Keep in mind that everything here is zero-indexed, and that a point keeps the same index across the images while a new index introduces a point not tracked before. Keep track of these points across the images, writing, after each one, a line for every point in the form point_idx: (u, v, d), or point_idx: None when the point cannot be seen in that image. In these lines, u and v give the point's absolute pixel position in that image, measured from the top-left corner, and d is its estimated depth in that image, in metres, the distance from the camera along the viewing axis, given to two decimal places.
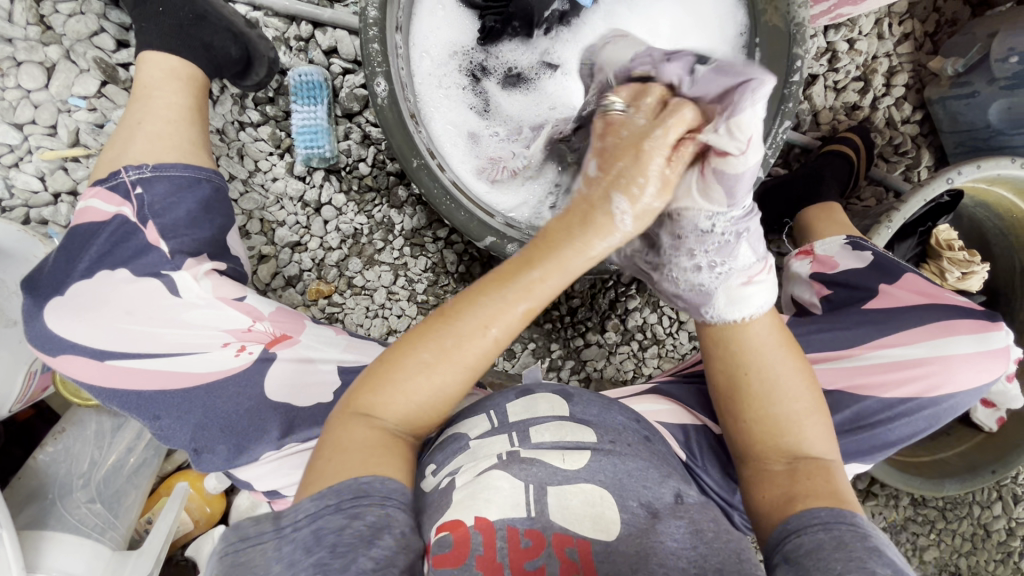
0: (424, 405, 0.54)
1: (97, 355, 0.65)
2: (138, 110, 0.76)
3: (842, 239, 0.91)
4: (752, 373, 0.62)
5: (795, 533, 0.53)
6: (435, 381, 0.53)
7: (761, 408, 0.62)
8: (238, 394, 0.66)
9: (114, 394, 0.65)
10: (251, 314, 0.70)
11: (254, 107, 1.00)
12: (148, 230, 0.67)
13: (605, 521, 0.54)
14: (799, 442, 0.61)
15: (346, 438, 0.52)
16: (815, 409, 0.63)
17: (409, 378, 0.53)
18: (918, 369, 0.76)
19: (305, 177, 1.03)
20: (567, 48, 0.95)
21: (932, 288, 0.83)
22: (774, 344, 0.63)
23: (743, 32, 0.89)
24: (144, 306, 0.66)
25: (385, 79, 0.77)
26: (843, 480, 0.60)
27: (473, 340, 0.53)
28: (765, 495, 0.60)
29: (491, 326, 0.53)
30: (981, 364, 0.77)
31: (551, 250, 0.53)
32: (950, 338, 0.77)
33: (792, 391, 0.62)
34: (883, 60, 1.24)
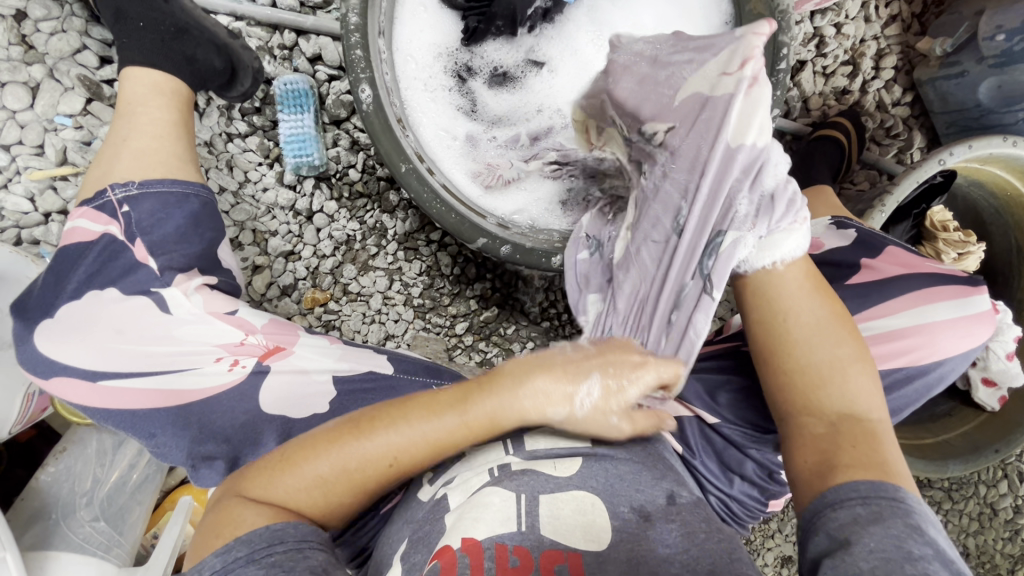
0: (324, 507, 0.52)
1: (89, 376, 0.65)
2: (122, 126, 0.76)
3: (826, 221, 0.94)
4: (784, 320, 0.60)
5: (831, 507, 0.50)
6: (332, 497, 0.52)
7: (798, 356, 0.59)
8: (235, 407, 0.66)
9: (109, 414, 0.65)
10: (243, 328, 0.70)
11: (242, 118, 1.00)
12: (136, 248, 0.68)
13: (596, 529, 0.53)
14: (845, 394, 0.57)
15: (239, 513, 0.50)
16: (854, 363, 0.58)
17: (310, 483, 0.52)
18: (902, 341, 0.72)
19: (295, 185, 1.03)
20: (551, 45, 0.94)
21: (909, 259, 0.83)
22: (800, 290, 0.60)
23: (729, 21, 0.89)
24: (135, 325, 0.66)
25: (370, 85, 0.77)
26: (893, 448, 0.55)
27: (383, 462, 0.52)
28: (807, 457, 0.56)
29: (402, 454, 0.53)
30: (969, 331, 0.73)
31: (477, 402, 0.54)
32: (930, 306, 0.74)
33: (830, 339, 0.59)
34: (871, 43, 1.23)
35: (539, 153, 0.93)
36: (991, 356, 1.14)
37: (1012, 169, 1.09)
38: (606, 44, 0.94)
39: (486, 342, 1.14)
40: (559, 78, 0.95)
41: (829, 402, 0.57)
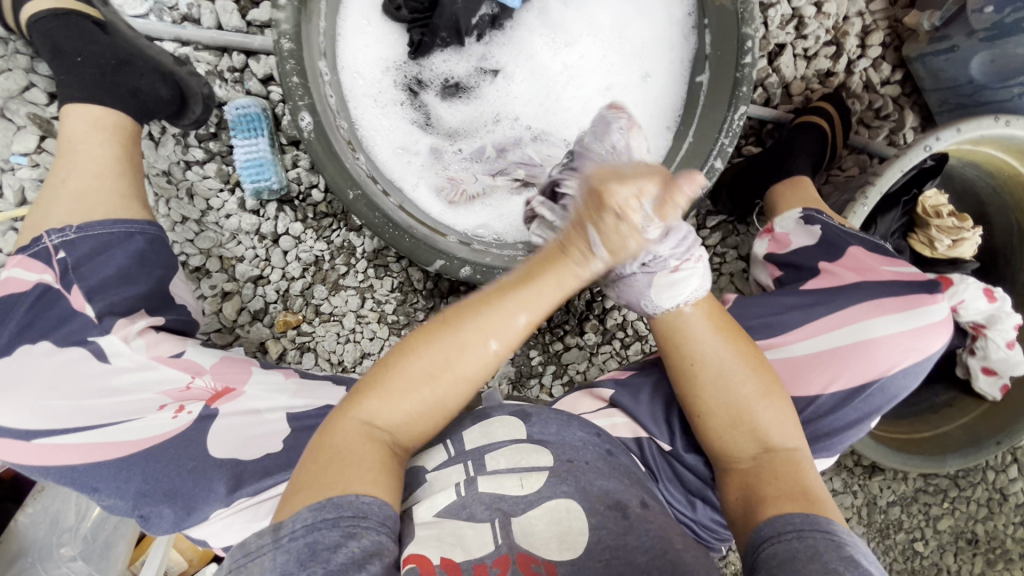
0: (407, 422, 0.56)
1: (23, 436, 0.64)
2: (64, 168, 0.76)
3: (797, 213, 0.91)
4: (697, 362, 0.63)
5: (767, 539, 0.53)
6: (439, 405, 0.57)
7: (709, 398, 0.63)
8: (180, 456, 0.64)
9: (49, 471, 0.64)
10: (189, 371, 0.71)
11: (198, 144, 0.98)
12: (71, 296, 0.68)
13: (572, 535, 0.56)
14: (757, 431, 0.62)
15: (335, 439, 0.54)
16: (766, 400, 0.63)
17: (418, 400, 0.56)
18: (848, 359, 0.74)
19: (259, 210, 1.02)
20: (504, 51, 0.91)
21: (867, 261, 0.82)
22: (711, 330, 0.63)
23: (691, 12, 0.89)
24: (71, 379, 0.66)
25: (310, 112, 0.74)
26: (812, 477, 0.60)
27: (483, 356, 0.57)
28: (738, 493, 0.60)
29: (503, 339, 0.57)
30: (915, 341, 0.75)
31: (542, 292, 0.57)
32: (877, 320, 0.75)
33: (737, 376, 0.62)
34: (855, 20, 1.16)
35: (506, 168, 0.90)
36: (990, 345, 1.10)
37: (1008, 149, 1.03)
38: (564, 47, 0.92)
39: None
40: (521, 82, 0.92)
41: (746, 440, 0.62)
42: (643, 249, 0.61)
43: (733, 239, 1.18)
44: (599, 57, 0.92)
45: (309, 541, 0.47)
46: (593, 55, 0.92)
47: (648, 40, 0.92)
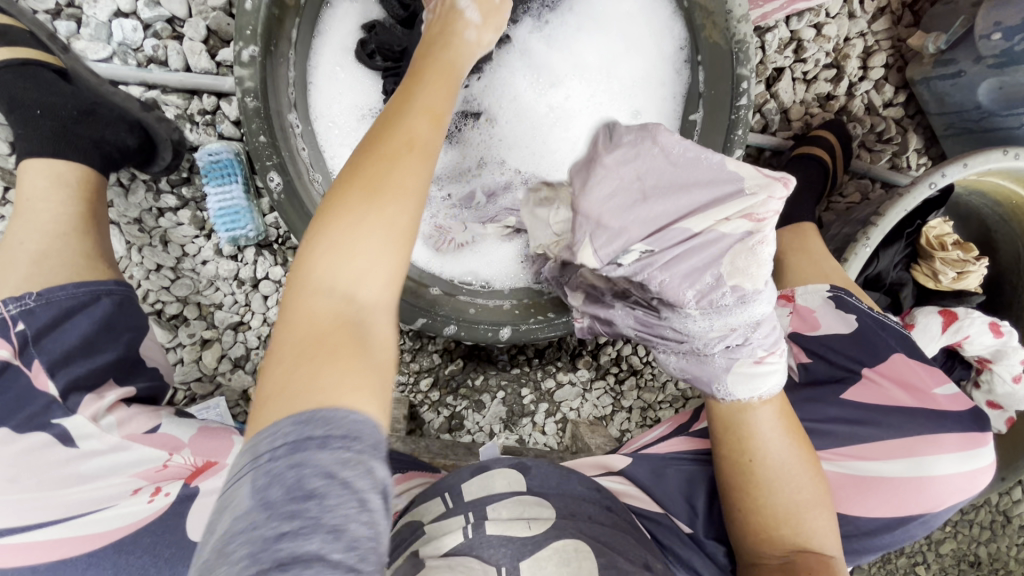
0: (366, 274, 0.45)
1: None
2: (20, 230, 0.71)
3: (825, 290, 0.83)
4: (756, 460, 0.64)
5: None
6: (395, 237, 0.46)
7: (763, 496, 0.64)
8: (154, 545, 0.60)
9: None
10: (166, 447, 0.67)
11: (170, 190, 0.94)
12: (34, 372, 0.63)
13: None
14: (800, 533, 0.63)
15: (297, 330, 0.43)
16: (815, 505, 0.64)
17: (366, 240, 0.45)
18: (892, 490, 0.69)
19: (237, 255, 0.98)
20: (487, 94, 0.87)
21: (917, 377, 0.76)
22: (778, 432, 0.64)
23: (683, 47, 0.84)
24: (30, 468, 0.60)
25: (279, 171, 0.70)
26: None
27: (403, 151, 0.47)
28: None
29: (410, 131, 0.49)
30: (966, 483, 0.70)
31: (426, 92, 0.52)
32: (932, 457, 0.70)
33: (796, 483, 0.63)
34: (857, 41, 1.11)
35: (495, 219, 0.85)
36: (995, 379, 1.05)
37: (1016, 180, 0.98)
38: (548, 86, 0.87)
39: (454, 395, 1.13)
40: (510, 131, 0.88)
41: (784, 537, 0.63)
42: (735, 337, 0.62)
43: None
44: (587, 96, 0.88)
45: (292, 462, 0.37)
46: (579, 94, 0.88)
47: (638, 77, 0.87)
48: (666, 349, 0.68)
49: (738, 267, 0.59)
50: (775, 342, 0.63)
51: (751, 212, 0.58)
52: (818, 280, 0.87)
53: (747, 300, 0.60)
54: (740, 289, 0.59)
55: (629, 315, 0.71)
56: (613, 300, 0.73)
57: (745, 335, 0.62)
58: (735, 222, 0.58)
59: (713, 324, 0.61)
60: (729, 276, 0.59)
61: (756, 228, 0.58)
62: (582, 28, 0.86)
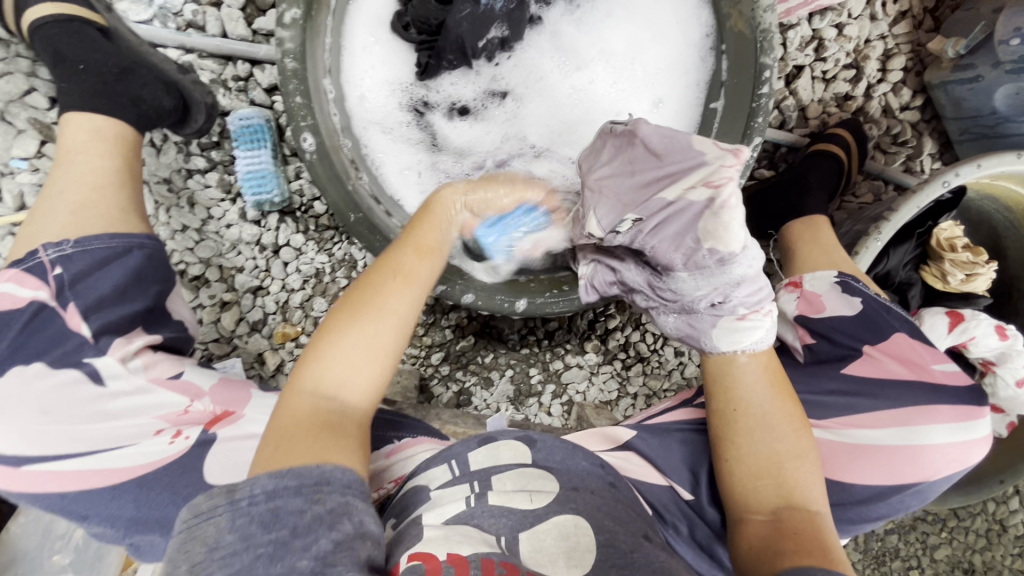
0: (348, 380, 0.58)
1: (11, 461, 0.60)
2: (60, 178, 0.73)
3: (832, 275, 0.85)
4: (740, 409, 0.68)
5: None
6: (382, 358, 0.60)
7: (744, 445, 0.66)
8: (174, 483, 0.61)
9: (38, 497, 0.60)
10: (188, 394, 0.68)
11: (200, 153, 0.97)
12: (69, 314, 0.64)
13: (580, 553, 0.60)
14: (783, 486, 0.64)
15: (287, 416, 0.54)
16: (799, 458, 0.66)
17: (358, 352, 0.58)
18: (889, 456, 0.72)
19: (260, 220, 1.00)
20: (514, 71, 0.90)
21: (917, 353, 0.78)
22: (758, 382, 0.69)
23: (710, 34, 0.86)
24: (62, 403, 0.61)
25: (313, 133, 0.72)
26: (830, 535, 0.60)
27: (391, 285, 0.62)
28: (755, 541, 0.61)
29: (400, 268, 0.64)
30: (964, 454, 0.72)
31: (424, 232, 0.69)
32: (928, 426, 0.72)
33: (776, 431, 0.66)
34: (877, 43, 1.13)
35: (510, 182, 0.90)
36: (998, 383, 1.06)
37: None
38: (574, 69, 0.91)
39: (463, 371, 1.15)
40: (535, 113, 0.91)
41: (769, 491, 0.64)
42: (716, 293, 0.68)
43: None
44: (610, 84, 0.91)
45: (270, 506, 0.44)
46: (602, 84, 0.90)
47: (664, 63, 0.90)
48: (666, 311, 0.76)
49: (715, 230, 0.65)
50: (757, 299, 0.69)
51: (716, 179, 0.65)
52: (827, 266, 0.89)
53: (724, 262, 0.66)
54: (720, 254, 0.65)
55: (640, 275, 0.77)
56: (625, 256, 0.78)
57: (727, 293, 0.68)
58: (700, 187, 0.65)
59: (696, 282, 0.69)
60: (706, 237, 0.65)
61: (724, 192, 0.64)
62: (611, 14, 0.89)
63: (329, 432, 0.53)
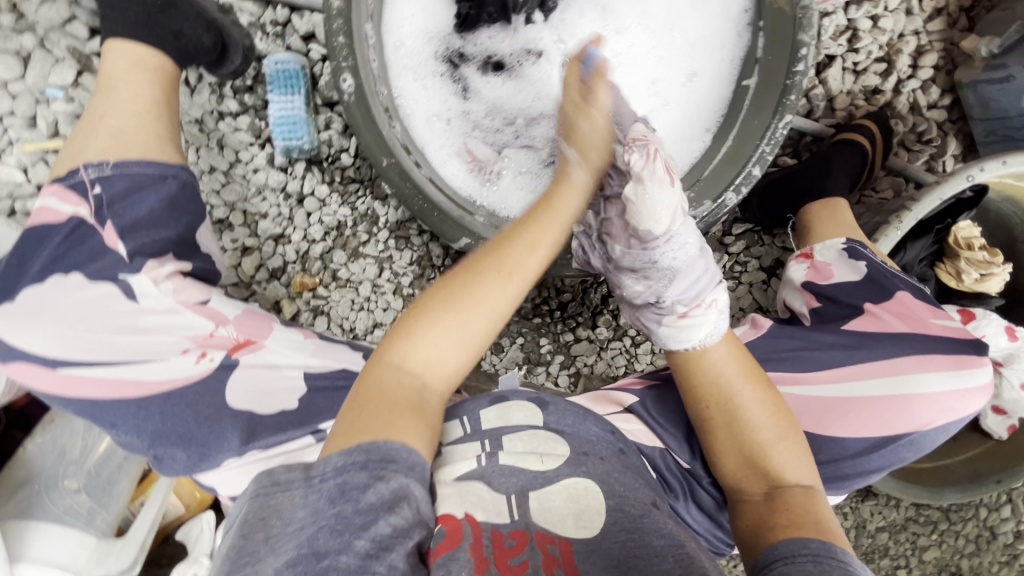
0: (435, 363, 0.59)
1: (49, 362, 0.61)
2: (100, 103, 0.73)
3: (840, 244, 0.85)
4: (714, 403, 0.65)
5: (781, 561, 0.52)
6: (471, 350, 0.60)
7: (726, 437, 0.64)
8: (197, 402, 0.62)
9: (70, 402, 0.62)
10: (214, 319, 0.68)
11: (233, 96, 0.98)
12: (105, 232, 0.65)
13: (589, 515, 0.58)
14: (770, 467, 0.63)
15: (373, 388, 0.56)
16: (780, 440, 0.64)
17: (451, 342, 0.59)
18: (885, 405, 0.73)
19: (287, 168, 1.01)
20: (550, 33, 0.92)
21: (916, 310, 0.79)
22: (735, 371, 0.65)
23: (749, 9, 0.88)
24: (98, 314, 0.63)
25: (352, 74, 0.74)
26: (825, 508, 0.59)
27: (499, 285, 0.60)
28: (751, 519, 0.61)
29: (509, 265, 0.61)
30: (956, 403, 0.74)
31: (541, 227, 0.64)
32: (924, 375, 0.74)
33: (756, 418, 0.64)
34: (910, 38, 1.13)
35: (533, 142, 0.91)
36: (1004, 384, 1.07)
37: None
38: (615, 32, 0.92)
39: None
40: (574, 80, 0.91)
41: (757, 474, 0.63)
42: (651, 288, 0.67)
43: (757, 249, 1.17)
44: (649, 49, 0.92)
45: (338, 482, 0.49)
46: (642, 43, 0.92)
47: (701, 35, 0.91)
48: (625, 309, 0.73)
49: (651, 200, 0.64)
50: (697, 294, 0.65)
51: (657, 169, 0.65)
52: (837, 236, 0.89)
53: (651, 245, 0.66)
54: (642, 236, 0.66)
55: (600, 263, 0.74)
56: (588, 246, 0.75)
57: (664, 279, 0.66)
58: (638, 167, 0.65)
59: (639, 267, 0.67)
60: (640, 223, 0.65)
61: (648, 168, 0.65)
62: None
63: (403, 413, 0.54)
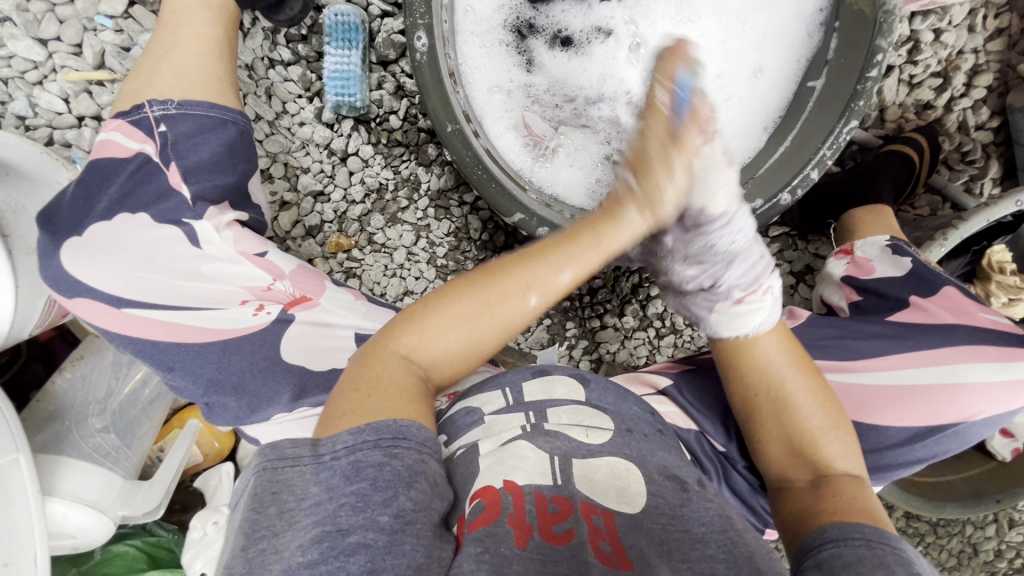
0: (440, 358, 0.57)
1: (113, 301, 0.61)
2: (164, 38, 0.70)
3: (883, 241, 0.89)
4: (764, 394, 0.65)
5: (833, 542, 0.53)
6: (474, 353, 0.59)
7: (774, 425, 0.65)
8: (254, 353, 0.62)
9: (127, 342, 0.61)
10: (271, 272, 0.67)
11: (286, 44, 0.96)
12: (170, 172, 0.63)
13: (630, 493, 0.55)
14: (819, 457, 0.63)
15: (377, 371, 0.54)
16: (830, 430, 0.64)
17: (459, 337, 0.57)
18: (930, 396, 0.73)
19: (334, 124, 0.99)
20: (623, 11, 0.90)
21: (965, 304, 0.80)
22: (789, 361, 0.66)
23: (823, 10, 0.86)
24: (164, 256, 0.63)
25: (427, 32, 0.72)
26: (874, 499, 0.60)
27: (519, 294, 0.58)
28: (795, 506, 0.61)
29: (536, 278, 0.59)
30: (1001, 396, 0.74)
31: (578, 248, 0.60)
32: (971, 365, 0.74)
33: (808, 409, 0.64)
34: (969, 56, 1.12)
35: (592, 122, 0.91)
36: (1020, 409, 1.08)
37: None
38: (687, 21, 0.91)
39: None
40: (641, 64, 0.90)
41: (806, 463, 0.63)
42: (705, 276, 0.65)
43: (790, 253, 1.16)
44: (718, 40, 0.91)
45: (351, 460, 0.45)
46: (713, 35, 0.91)
47: (773, 31, 0.90)
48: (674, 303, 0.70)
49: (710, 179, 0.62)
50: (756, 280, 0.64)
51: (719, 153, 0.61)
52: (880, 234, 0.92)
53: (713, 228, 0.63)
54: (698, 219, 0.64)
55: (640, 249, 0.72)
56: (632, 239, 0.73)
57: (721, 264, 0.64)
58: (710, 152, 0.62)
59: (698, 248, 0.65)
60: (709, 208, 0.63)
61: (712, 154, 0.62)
62: None
63: (404, 400, 0.51)
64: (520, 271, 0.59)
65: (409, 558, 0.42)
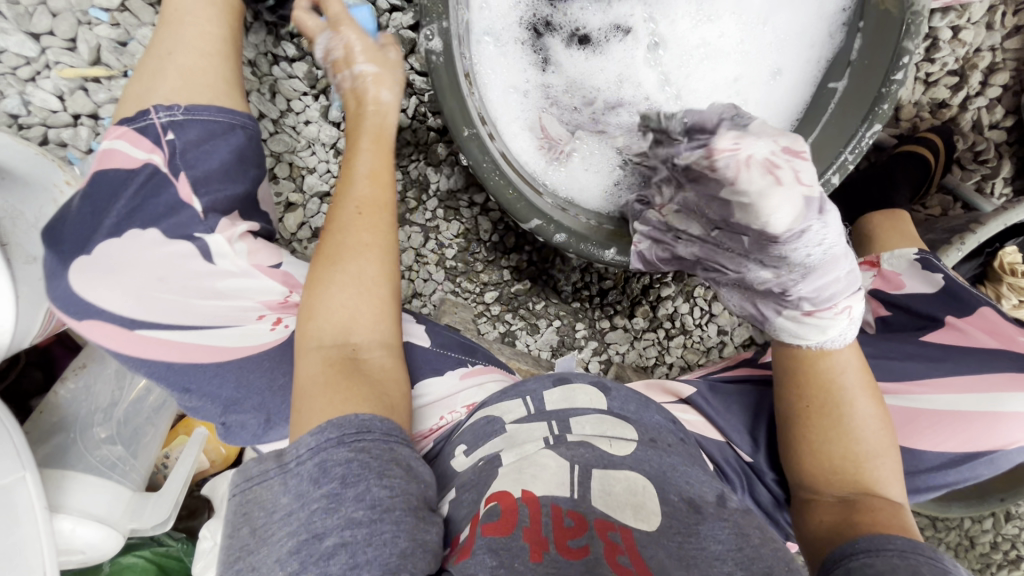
0: (352, 320, 0.58)
1: (124, 323, 0.58)
2: (166, 37, 0.67)
3: (911, 253, 0.89)
4: (814, 409, 0.65)
5: (866, 552, 0.52)
6: (375, 286, 0.60)
7: (819, 441, 0.64)
8: (271, 371, 0.60)
9: (141, 364, 0.59)
10: (287, 284, 0.65)
11: (291, 40, 0.92)
12: (180, 184, 0.60)
13: (647, 510, 0.54)
14: (862, 477, 0.63)
15: (304, 372, 0.54)
16: (879, 453, 0.64)
17: (348, 284, 0.59)
18: (968, 423, 0.72)
19: (341, 123, 0.97)
20: (641, 9, 0.88)
21: (1004, 328, 0.81)
22: (857, 384, 0.65)
23: (846, 9, 0.83)
24: (176, 274, 0.60)
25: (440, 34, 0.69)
26: (910, 520, 0.60)
27: (354, 213, 0.63)
28: (826, 518, 0.61)
29: (359, 199, 0.64)
30: None
31: (365, 153, 0.68)
32: (1010, 394, 0.73)
33: (865, 430, 0.64)
34: (986, 54, 1.11)
35: (608, 128, 0.87)
36: None
37: None
38: (707, 20, 0.88)
39: (512, 314, 1.13)
40: (658, 65, 0.88)
41: (845, 479, 0.63)
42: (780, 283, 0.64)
43: None
44: (737, 41, 0.89)
45: (316, 461, 0.46)
46: (732, 36, 0.88)
47: (795, 31, 0.87)
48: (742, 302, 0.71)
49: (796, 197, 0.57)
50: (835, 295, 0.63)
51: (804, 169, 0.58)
52: (908, 245, 0.92)
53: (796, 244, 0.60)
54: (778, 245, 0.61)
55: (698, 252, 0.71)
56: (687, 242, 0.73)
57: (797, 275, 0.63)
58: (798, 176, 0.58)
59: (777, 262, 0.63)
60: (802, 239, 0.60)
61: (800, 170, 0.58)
62: None
63: (340, 382, 0.52)
64: (340, 204, 0.64)
65: (391, 546, 0.42)
